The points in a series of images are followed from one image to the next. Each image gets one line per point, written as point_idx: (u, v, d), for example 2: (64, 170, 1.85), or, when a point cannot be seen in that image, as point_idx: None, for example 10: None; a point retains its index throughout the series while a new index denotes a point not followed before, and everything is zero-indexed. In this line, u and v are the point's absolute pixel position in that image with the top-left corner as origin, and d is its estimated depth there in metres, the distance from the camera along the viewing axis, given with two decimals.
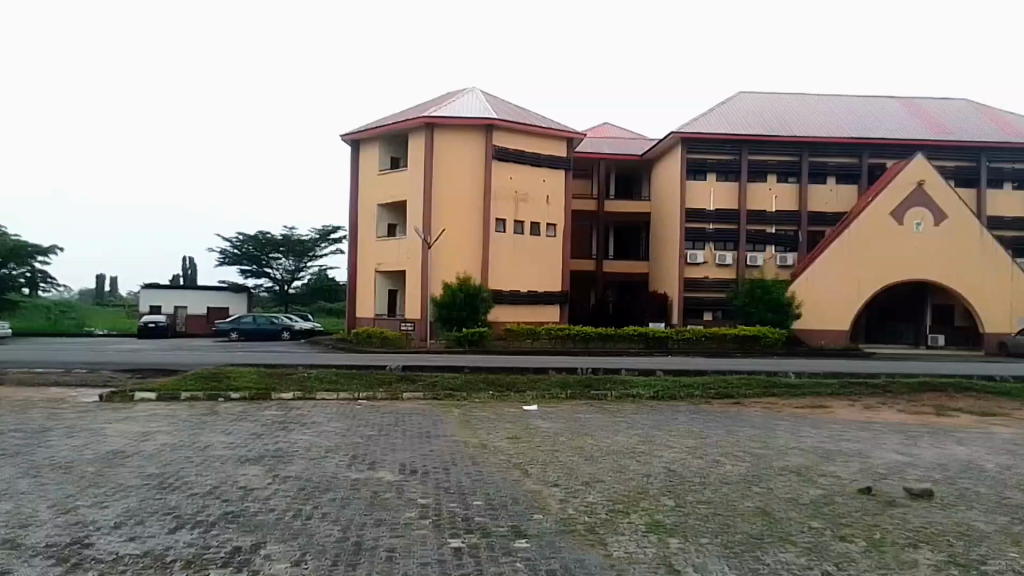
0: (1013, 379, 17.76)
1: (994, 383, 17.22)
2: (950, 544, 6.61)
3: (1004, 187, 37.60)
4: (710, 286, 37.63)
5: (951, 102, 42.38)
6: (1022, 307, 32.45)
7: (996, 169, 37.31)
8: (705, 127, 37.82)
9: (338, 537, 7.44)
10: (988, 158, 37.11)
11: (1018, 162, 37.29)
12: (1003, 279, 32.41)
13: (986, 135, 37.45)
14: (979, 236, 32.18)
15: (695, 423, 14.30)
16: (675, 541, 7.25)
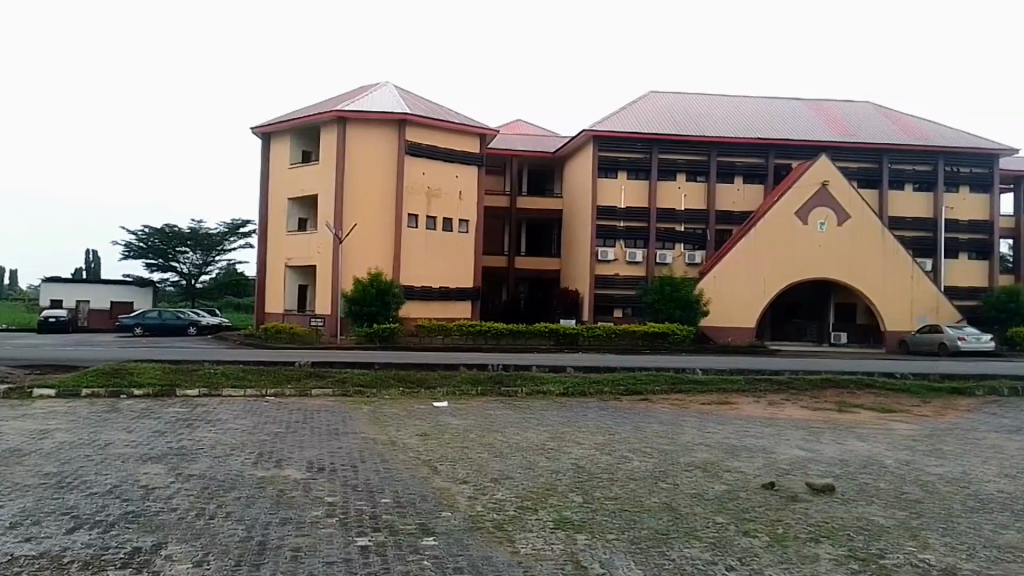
0: (908, 375, 18.44)
1: (892, 380, 17.80)
2: (850, 539, 6.70)
3: (903, 189, 39.06)
4: (620, 283, 38.05)
5: (854, 105, 43.88)
6: (920, 305, 33.81)
7: (897, 171, 38.68)
8: (618, 125, 38.22)
9: (241, 536, 7.07)
10: (890, 159, 38.53)
11: (917, 164, 38.74)
12: (903, 278, 33.70)
13: (887, 138, 38.91)
14: (880, 235, 33.48)
15: (605, 419, 14.37)
16: (583, 537, 7.16)
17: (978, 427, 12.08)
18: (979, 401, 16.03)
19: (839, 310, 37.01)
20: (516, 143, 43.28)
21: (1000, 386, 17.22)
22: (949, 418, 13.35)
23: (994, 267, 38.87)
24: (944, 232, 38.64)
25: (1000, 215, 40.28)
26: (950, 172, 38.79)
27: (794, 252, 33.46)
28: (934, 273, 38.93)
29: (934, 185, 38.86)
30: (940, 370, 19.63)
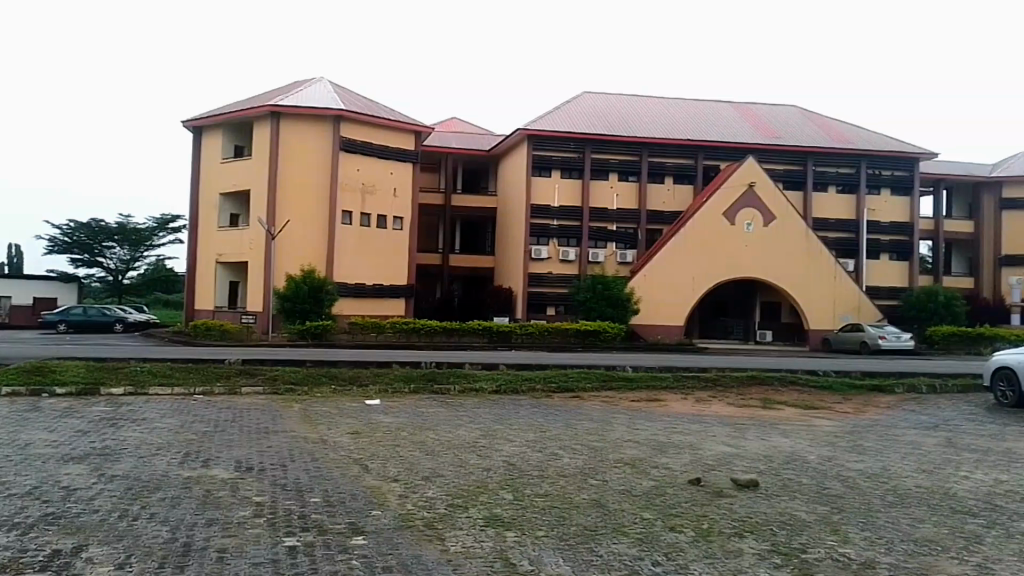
0: (830, 373, 18.93)
1: (815, 377, 18.26)
2: (773, 533, 6.82)
3: (827, 191, 40.14)
4: (553, 281, 38.22)
5: (781, 109, 44.86)
6: (842, 304, 34.76)
7: (821, 173, 39.79)
8: (552, 124, 38.39)
9: (166, 538, 6.84)
10: (814, 162, 39.60)
11: (840, 167, 39.90)
12: (824, 277, 34.62)
13: (812, 141, 39.96)
14: (803, 235, 34.32)
15: (537, 417, 14.39)
16: (512, 534, 7.13)
17: (896, 424, 12.42)
18: (896, 397, 16.56)
19: (764, 309, 37.76)
20: (450, 140, 43.09)
21: (917, 383, 17.79)
22: (869, 415, 13.71)
23: (913, 268, 40.24)
24: (865, 234, 39.83)
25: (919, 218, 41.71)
26: (871, 175, 40.01)
27: (722, 252, 34.06)
28: (856, 273, 40.13)
29: (856, 187, 40.01)
30: (860, 367, 20.22)
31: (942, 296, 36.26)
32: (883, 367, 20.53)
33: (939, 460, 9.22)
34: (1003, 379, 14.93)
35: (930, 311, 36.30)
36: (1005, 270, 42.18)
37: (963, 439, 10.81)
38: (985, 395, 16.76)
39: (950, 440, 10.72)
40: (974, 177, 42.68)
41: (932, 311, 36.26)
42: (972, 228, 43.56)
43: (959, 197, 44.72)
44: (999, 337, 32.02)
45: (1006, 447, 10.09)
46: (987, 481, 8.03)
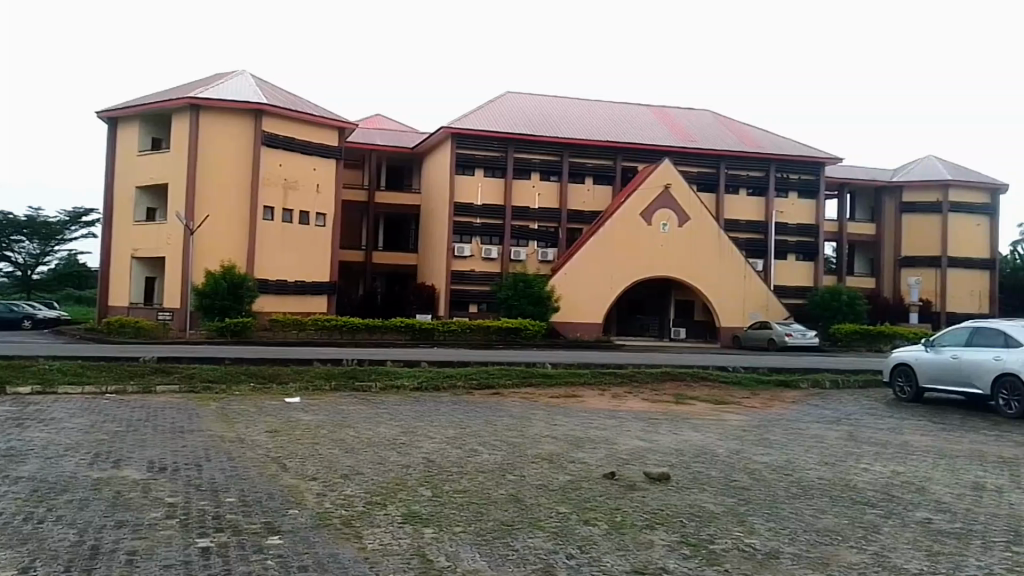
0: (741, 369, 19.47)
1: (726, 373, 18.75)
2: (683, 525, 6.99)
3: (739, 193, 41.23)
4: (476, 279, 38.23)
5: (697, 113, 45.82)
6: (753, 303, 35.77)
7: (733, 176, 40.89)
8: (474, 122, 38.44)
9: (72, 541, 6.62)
10: (726, 165, 40.64)
11: (752, 171, 41.08)
12: (736, 277, 35.57)
13: (725, 145, 40.99)
14: (715, 237, 35.21)
15: (458, 413, 14.40)
16: (430, 531, 7.13)
17: (800, 418, 12.86)
18: (801, 392, 17.14)
19: (678, 308, 38.67)
20: (374, 137, 42.67)
21: (821, 378, 18.47)
22: (776, 410, 14.16)
23: (818, 268, 41.74)
24: (774, 235, 41.08)
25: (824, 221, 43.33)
26: (780, 179, 41.28)
27: (640, 251, 34.63)
28: (765, 273, 41.35)
29: (766, 190, 41.26)
30: (769, 363, 20.85)
31: (845, 295, 37.58)
32: (790, 363, 21.21)
33: (840, 453, 9.56)
34: (901, 375, 15.64)
35: (833, 310, 37.59)
36: (904, 271, 44.02)
37: (863, 432, 11.26)
38: (884, 389, 17.49)
39: (851, 434, 11.14)
40: (877, 182, 44.44)
41: (835, 310, 37.57)
42: (874, 231, 45.32)
43: (862, 200, 46.38)
44: (898, 336, 33.40)
45: (902, 440, 10.53)
46: (884, 473, 8.36)
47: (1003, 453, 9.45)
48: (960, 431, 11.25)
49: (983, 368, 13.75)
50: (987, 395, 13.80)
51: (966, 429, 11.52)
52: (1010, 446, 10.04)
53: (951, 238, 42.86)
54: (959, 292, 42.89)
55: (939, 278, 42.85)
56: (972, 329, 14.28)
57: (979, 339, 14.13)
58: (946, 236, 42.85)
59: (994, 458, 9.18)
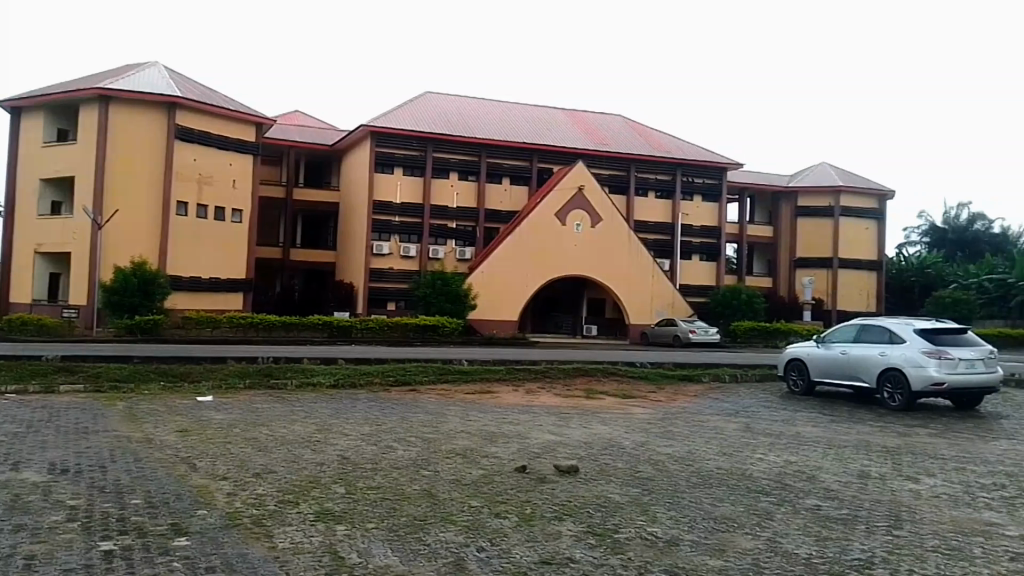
0: (648, 364, 19.95)
1: (634, 369, 19.21)
2: (590, 515, 7.19)
3: (649, 196, 42.19)
4: (395, 277, 38.03)
5: (610, 118, 46.57)
6: (661, 301, 36.68)
7: (642, 179, 41.85)
8: (391, 120, 38.30)
9: None
10: (636, 168, 41.57)
11: (660, 175, 42.11)
12: (645, 276, 36.42)
13: (636, 148, 41.89)
14: (625, 236, 36.03)
15: (372, 410, 14.35)
16: (342, 528, 7.15)
17: (702, 411, 13.30)
18: (704, 387, 17.69)
19: (590, 306, 39.37)
20: (292, 132, 41.99)
21: (723, 372, 19.09)
22: (679, 403, 14.59)
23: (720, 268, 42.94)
24: (680, 236, 42.16)
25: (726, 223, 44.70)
26: (686, 183, 42.44)
27: (553, 250, 35.07)
28: (670, 272, 42.35)
29: (673, 194, 42.35)
30: (676, 359, 21.42)
31: (745, 294, 38.96)
32: (695, 359, 21.85)
33: (737, 444, 9.95)
34: (794, 369, 16.30)
35: (734, 309, 38.81)
36: (799, 271, 45.72)
37: (759, 424, 11.72)
38: (779, 382, 18.22)
39: (748, 425, 11.58)
40: (774, 187, 46.07)
41: (736, 308, 38.82)
42: (770, 233, 46.92)
43: (761, 203, 47.95)
44: (795, 332, 34.80)
45: (794, 431, 11.03)
46: (778, 462, 8.76)
47: (885, 443, 10.00)
48: (848, 423, 11.83)
49: (870, 362, 14.48)
50: (873, 388, 14.52)
51: (854, 420, 12.12)
52: (892, 436, 10.62)
53: (840, 239, 44.69)
54: (848, 291, 44.77)
55: (830, 277, 44.63)
56: (859, 326, 15.04)
57: (866, 336, 14.87)
58: (836, 238, 44.67)
59: (877, 447, 9.71)
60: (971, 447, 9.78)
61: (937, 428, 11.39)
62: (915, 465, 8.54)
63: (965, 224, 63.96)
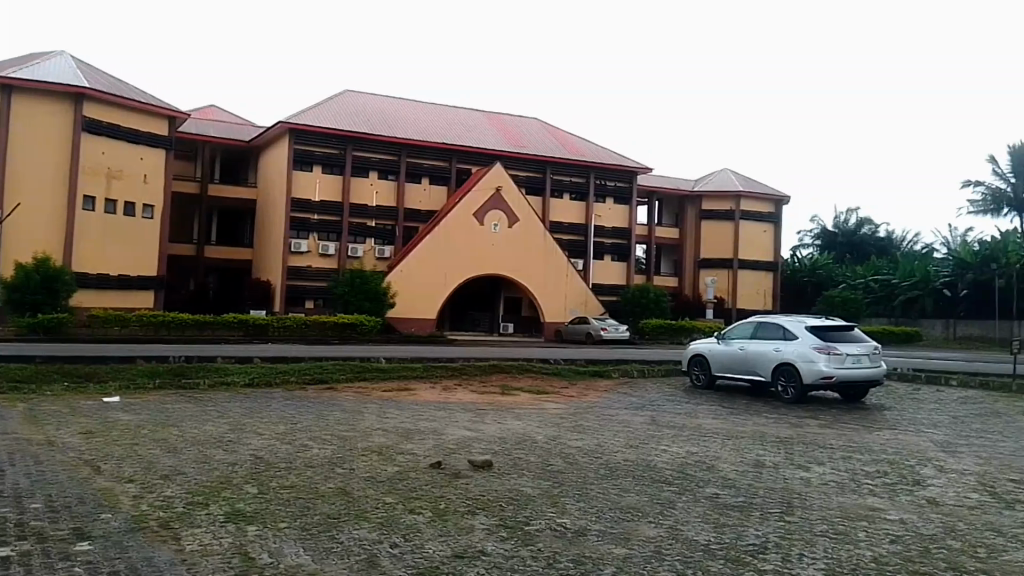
0: (560, 361, 20.30)
1: (548, 365, 19.51)
2: (502, 509, 7.37)
3: (565, 198, 42.83)
4: (312, 275, 37.59)
5: (527, 121, 46.98)
6: (575, 299, 37.34)
7: (559, 181, 42.42)
8: (308, 118, 37.84)
9: None
10: (552, 171, 42.10)
11: (576, 177, 42.74)
12: (559, 275, 37.02)
13: (552, 151, 42.44)
14: (541, 237, 36.54)
15: (288, 409, 14.29)
16: (253, 528, 7.16)
17: (612, 405, 13.65)
18: (615, 382, 18.10)
19: (507, 304, 39.75)
20: (206, 127, 41.04)
21: (632, 368, 19.58)
22: (591, 398, 14.93)
23: (630, 267, 44.06)
24: (593, 237, 42.88)
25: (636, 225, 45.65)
26: (601, 186, 43.20)
27: (471, 250, 35.26)
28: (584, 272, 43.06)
29: (588, 196, 43.05)
30: (587, 356, 21.83)
31: (653, 293, 39.85)
32: (606, 355, 22.31)
33: (643, 436, 10.30)
34: (697, 364, 16.78)
35: (643, 306, 39.61)
36: (702, 272, 47.02)
37: (666, 417, 12.13)
38: (684, 377, 18.82)
39: (656, 419, 11.99)
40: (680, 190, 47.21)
41: (645, 305, 39.63)
42: (677, 234, 48.03)
43: (669, 206, 49.01)
44: (700, 329, 35.93)
45: (697, 424, 11.46)
46: (681, 454, 9.12)
47: (779, 434, 10.50)
48: (748, 415, 12.35)
49: (766, 357, 15.09)
50: (768, 382, 15.14)
51: (754, 412, 12.66)
52: (787, 428, 11.16)
53: (739, 241, 46.17)
54: (747, 291, 46.31)
55: (730, 277, 46.04)
56: (756, 324, 15.64)
57: (762, 332, 15.48)
58: (736, 241, 46.12)
59: (771, 438, 10.20)
60: (857, 437, 10.36)
61: (827, 420, 11.98)
62: (806, 454, 9.01)
63: (853, 228, 66.62)
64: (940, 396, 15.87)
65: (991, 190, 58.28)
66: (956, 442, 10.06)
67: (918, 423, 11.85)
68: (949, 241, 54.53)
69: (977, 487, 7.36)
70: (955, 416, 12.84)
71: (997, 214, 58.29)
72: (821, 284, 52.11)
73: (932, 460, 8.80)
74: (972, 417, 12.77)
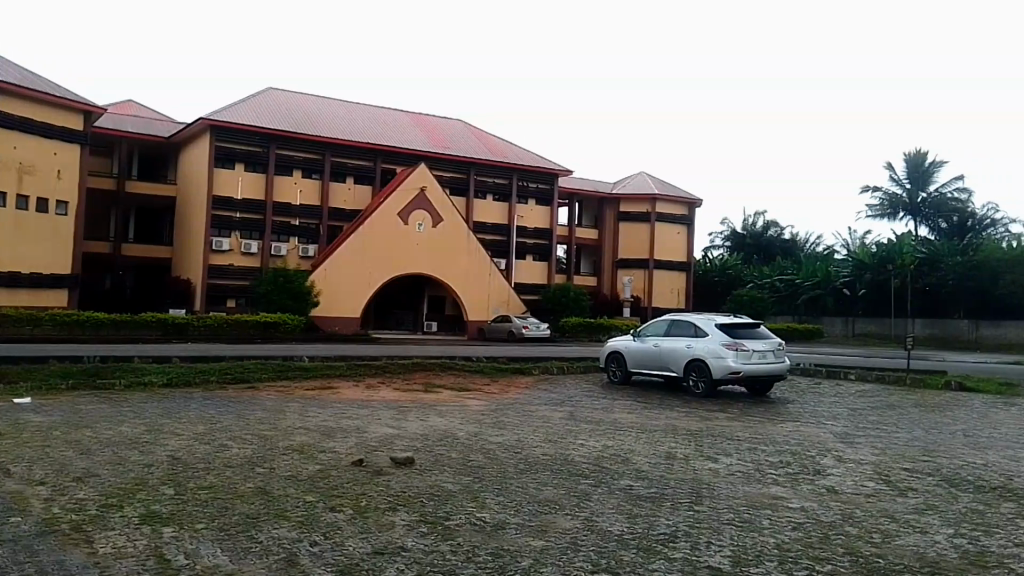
0: (483, 359, 20.43)
1: (470, 363, 19.62)
2: (422, 505, 7.45)
3: (489, 199, 43.05)
4: (234, 273, 36.87)
5: (452, 122, 47.03)
6: (498, 298, 37.60)
7: (484, 183, 42.63)
8: (229, 114, 37.15)
9: None
10: (476, 172, 42.28)
11: (501, 179, 43.02)
12: (482, 275, 37.22)
13: (476, 152, 42.65)
14: (464, 237, 36.68)
15: (207, 409, 14.06)
16: (169, 530, 7.07)
17: (532, 402, 13.83)
18: (535, 379, 18.34)
19: (431, 303, 39.79)
20: (124, 122, 39.93)
21: (552, 365, 19.85)
22: (512, 395, 15.10)
23: (552, 267, 44.55)
24: (516, 237, 43.21)
25: (557, 225, 46.13)
26: (523, 187, 43.58)
27: (395, 250, 35.13)
28: (508, 272, 43.34)
29: (510, 198, 43.34)
30: (509, 353, 21.99)
31: (574, 292, 40.31)
32: (527, 353, 22.49)
33: (561, 432, 10.50)
34: (614, 360, 17.11)
35: (564, 306, 40.05)
36: (620, 272, 47.76)
37: (584, 413, 12.37)
38: (602, 374, 19.15)
39: (573, 414, 12.21)
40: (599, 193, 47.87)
41: (566, 304, 40.05)
42: (596, 236, 48.74)
43: (589, 208, 49.71)
44: (619, 327, 36.59)
45: (613, 418, 11.73)
46: (597, 447, 9.34)
47: (690, 427, 10.84)
48: (662, 409, 12.69)
49: (678, 353, 15.51)
50: (679, 377, 15.57)
51: (669, 407, 13.00)
52: (697, 421, 11.51)
53: (655, 242, 47.18)
54: (661, 291, 47.33)
55: (646, 278, 46.93)
56: (669, 321, 16.07)
57: (675, 330, 15.92)
58: (653, 242, 47.11)
59: (682, 431, 10.52)
60: (762, 429, 10.76)
61: (736, 413, 12.40)
62: (714, 447, 9.32)
63: (761, 231, 68.61)
64: (839, 390, 16.55)
65: (888, 195, 60.77)
66: (854, 434, 10.55)
67: (819, 415, 12.37)
68: (849, 243, 56.64)
69: (873, 476, 7.75)
70: (853, 408, 13.47)
71: (893, 218, 60.81)
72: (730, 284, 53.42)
73: (830, 450, 9.22)
74: (868, 409, 13.39)
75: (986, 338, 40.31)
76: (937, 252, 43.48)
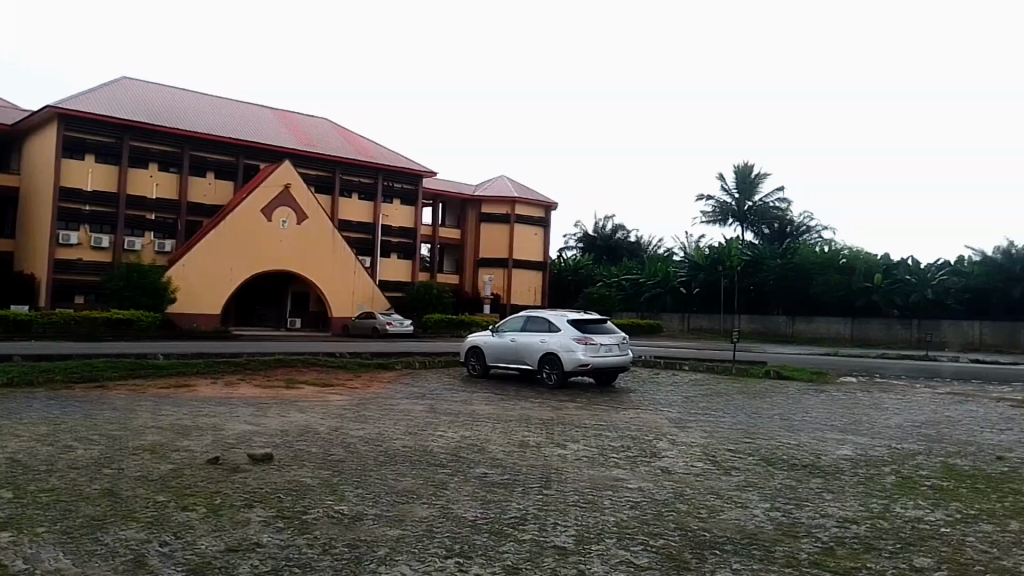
0: (345, 355, 20.34)
1: (331, 359, 19.52)
2: (279, 500, 7.50)
3: (354, 198, 42.76)
4: (83, 269, 35.03)
5: (318, 121, 46.42)
6: (361, 295, 37.55)
7: (349, 182, 42.32)
8: (82, 103, 35.30)
9: None
10: (342, 171, 41.90)
11: (367, 179, 42.84)
12: (346, 272, 37.03)
13: (342, 151, 42.30)
14: (326, 234, 36.35)
15: (51, 409, 13.43)
16: (8, 535, 6.81)
17: (394, 396, 13.96)
18: (397, 373, 18.47)
19: (295, 298, 39.20)
20: None
21: (413, 360, 20.02)
22: (374, 389, 15.20)
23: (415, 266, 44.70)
24: (380, 237, 43.11)
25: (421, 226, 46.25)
26: (389, 188, 43.59)
27: (258, 246, 34.36)
28: (373, 271, 43.15)
29: (375, 197, 43.23)
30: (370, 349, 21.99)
31: (436, 289, 40.60)
32: (388, 348, 22.57)
33: (421, 423, 10.72)
34: (473, 355, 17.41)
35: (428, 302, 40.24)
36: (480, 271, 48.31)
37: (444, 405, 12.66)
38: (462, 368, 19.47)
39: (433, 407, 12.46)
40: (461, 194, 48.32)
41: (429, 301, 40.20)
42: (459, 236, 49.18)
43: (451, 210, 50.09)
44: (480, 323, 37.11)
45: (471, 410, 12.06)
46: (455, 438, 9.62)
47: (541, 416, 11.30)
48: (517, 400, 13.12)
49: (533, 347, 16.02)
50: (534, 370, 16.07)
51: (523, 398, 13.46)
52: (550, 410, 12.03)
53: (514, 243, 48.05)
54: (521, 291, 48.28)
55: (506, 277, 47.70)
56: (525, 317, 16.57)
57: (530, 325, 16.41)
58: (513, 243, 47.94)
59: (535, 419, 10.97)
60: (607, 416, 11.35)
61: (585, 402, 12.99)
62: (563, 434, 9.80)
63: (609, 233, 70.87)
64: (677, 379, 17.57)
65: (721, 203, 64.21)
66: (687, 419, 11.31)
67: (659, 403, 13.17)
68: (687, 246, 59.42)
69: (703, 457, 8.41)
70: (691, 396, 14.36)
71: (724, 224, 64.14)
72: (581, 283, 54.89)
73: (666, 434, 9.88)
74: (704, 396, 14.32)
75: (802, 332, 43.08)
76: (761, 254, 46.38)
